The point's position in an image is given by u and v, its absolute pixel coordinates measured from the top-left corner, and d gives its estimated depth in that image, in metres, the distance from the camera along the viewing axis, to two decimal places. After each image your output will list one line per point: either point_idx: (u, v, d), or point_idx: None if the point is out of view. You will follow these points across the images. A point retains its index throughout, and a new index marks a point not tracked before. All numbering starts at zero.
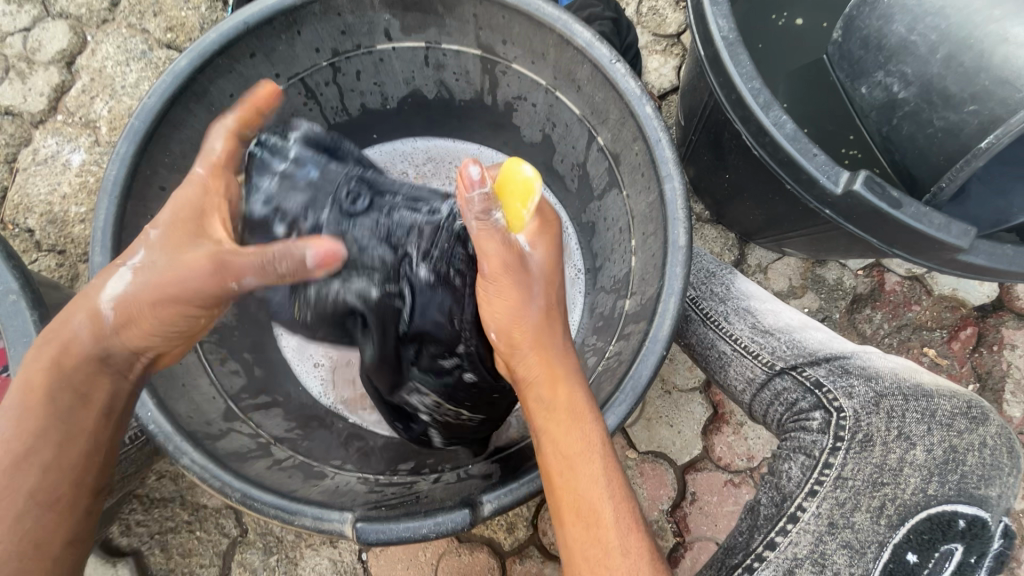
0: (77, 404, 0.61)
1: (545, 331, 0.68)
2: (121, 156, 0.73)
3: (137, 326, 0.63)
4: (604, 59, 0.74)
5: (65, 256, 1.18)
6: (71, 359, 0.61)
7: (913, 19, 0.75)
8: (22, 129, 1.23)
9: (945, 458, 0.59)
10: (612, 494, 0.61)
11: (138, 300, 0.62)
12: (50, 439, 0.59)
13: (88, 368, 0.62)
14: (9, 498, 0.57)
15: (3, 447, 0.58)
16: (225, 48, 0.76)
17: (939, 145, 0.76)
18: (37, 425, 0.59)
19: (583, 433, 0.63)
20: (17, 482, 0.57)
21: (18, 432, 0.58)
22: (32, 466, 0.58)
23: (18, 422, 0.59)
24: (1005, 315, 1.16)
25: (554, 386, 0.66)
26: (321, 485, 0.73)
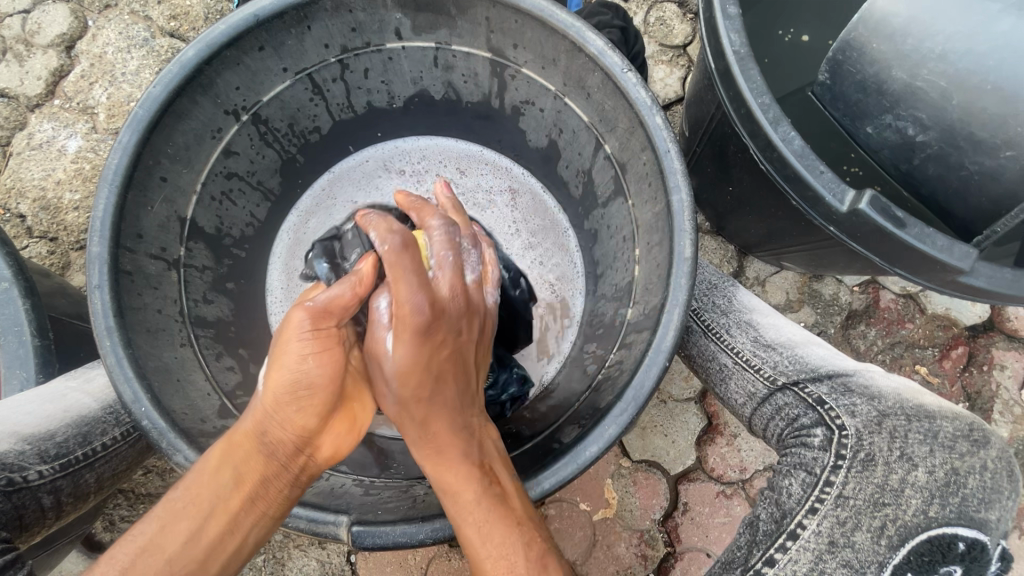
0: (231, 478, 0.60)
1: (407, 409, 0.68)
2: (122, 146, 0.72)
3: (276, 405, 0.62)
4: (616, 67, 0.74)
5: (57, 244, 1.16)
6: (232, 434, 0.62)
7: (912, 65, 0.74)
8: (17, 112, 1.21)
9: (945, 480, 0.59)
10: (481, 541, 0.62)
11: (275, 382, 0.62)
12: (203, 507, 0.59)
13: (240, 442, 0.61)
14: (152, 556, 0.56)
15: (169, 503, 0.59)
16: (233, 40, 0.75)
17: (978, 189, 0.75)
18: (199, 495, 0.59)
19: (446, 477, 0.66)
20: (166, 543, 0.57)
21: (185, 492, 0.59)
22: (180, 532, 0.57)
23: (188, 481, 0.60)
24: (995, 336, 1.17)
25: (424, 444, 0.68)
26: (316, 487, 0.72)
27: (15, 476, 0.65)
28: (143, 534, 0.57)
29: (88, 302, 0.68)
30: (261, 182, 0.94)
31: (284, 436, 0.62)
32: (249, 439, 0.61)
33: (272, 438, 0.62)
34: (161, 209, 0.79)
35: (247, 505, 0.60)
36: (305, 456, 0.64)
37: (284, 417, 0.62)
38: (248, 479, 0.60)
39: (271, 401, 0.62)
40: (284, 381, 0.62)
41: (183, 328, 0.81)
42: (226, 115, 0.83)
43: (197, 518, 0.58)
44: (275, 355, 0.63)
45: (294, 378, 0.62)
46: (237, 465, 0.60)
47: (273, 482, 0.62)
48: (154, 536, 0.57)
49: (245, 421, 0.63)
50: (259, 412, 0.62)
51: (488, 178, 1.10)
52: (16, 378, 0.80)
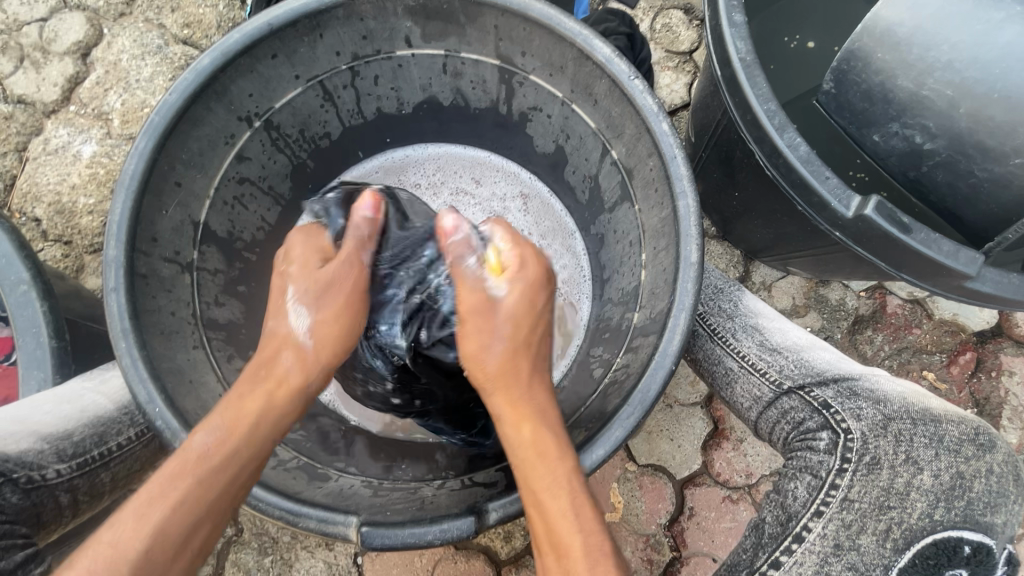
0: (274, 424, 0.64)
1: (507, 369, 0.68)
2: (139, 152, 0.73)
3: (324, 357, 0.69)
4: (623, 74, 0.75)
5: (71, 247, 1.18)
6: (275, 383, 0.66)
7: (918, 73, 0.74)
8: (33, 118, 1.23)
9: (951, 484, 0.59)
10: (579, 526, 0.60)
11: (323, 333, 0.69)
12: (240, 454, 0.60)
13: (280, 392, 0.66)
14: (184, 507, 0.56)
15: (202, 456, 0.59)
16: (247, 48, 0.77)
17: (988, 195, 0.75)
18: (233, 443, 0.60)
19: (549, 467, 0.62)
20: (204, 491, 0.57)
21: (220, 443, 0.60)
22: (222, 478, 0.59)
23: (222, 432, 0.61)
24: (1004, 342, 1.17)
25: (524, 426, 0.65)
26: (325, 487, 0.73)
27: (35, 474, 0.65)
28: (172, 491, 0.56)
29: (104, 304, 0.70)
30: (272, 187, 0.96)
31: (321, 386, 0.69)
32: (290, 391, 0.66)
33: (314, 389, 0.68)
34: (175, 214, 0.80)
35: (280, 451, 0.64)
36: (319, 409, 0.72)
37: (327, 368, 0.69)
38: (278, 428, 0.64)
39: (318, 356, 0.69)
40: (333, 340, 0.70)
41: (196, 330, 0.82)
42: (240, 121, 0.85)
43: (232, 465, 0.60)
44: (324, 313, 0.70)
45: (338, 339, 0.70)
46: (276, 415, 0.64)
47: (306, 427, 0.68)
48: (194, 485, 0.57)
49: (285, 373, 0.67)
50: (310, 363, 0.68)
51: (501, 186, 1.11)
52: (33, 378, 0.82)
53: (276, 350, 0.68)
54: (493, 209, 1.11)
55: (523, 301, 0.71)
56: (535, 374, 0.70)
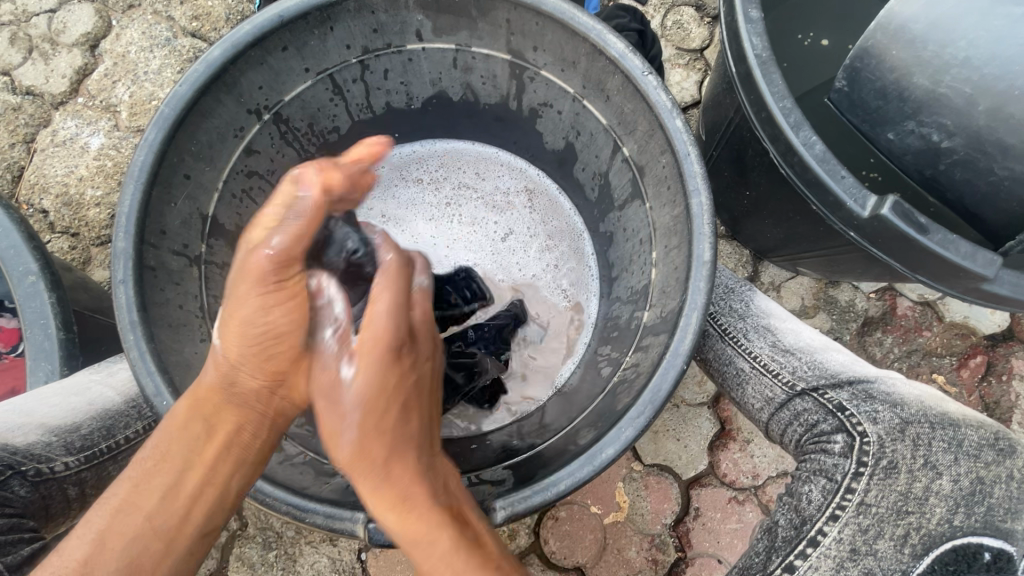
0: (208, 434, 0.64)
1: (371, 440, 0.61)
2: (148, 144, 0.73)
3: (265, 372, 0.64)
4: (636, 70, 0.74)
5: (78, 239, 1.18)
6: (200, 390, 0.64)
7: (935, 71, 0.73)
8: (42, 110, 1.23)
9: (971, 490, 0.59)
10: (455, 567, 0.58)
11: (235, 331, 0.62)
12: (176, 460, 0.62)
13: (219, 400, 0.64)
14: (127, 510, 0.61)
15: (141, 462, 0.63)
16: (257, 40, 0.76)
17: (1008, 193, 0.74)
18: (169, 451, 0.63)
19: (415, 493, 0.61)
20: (139, 499, 0.62)
21: (155, 449, 0.63)
22: (160, 485, 0.62)
23: (159, 438, 0.63)
24: (1014, 346, 1.16)
25: (393, 511, 0.60)
26: (332, 483, 0.73)
27: (43, 467, 0.66)
28: (116, 494, 0.62)
29: (112, 297, 0.69)
30: (280, 181, 0.95)
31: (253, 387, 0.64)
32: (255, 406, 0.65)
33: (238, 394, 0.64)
34: (183, 206, 0.80)
35: (225, 455, 0.64)
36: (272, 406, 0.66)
37: (239, 360, 0.62)
38: (219, 432, 0.64)
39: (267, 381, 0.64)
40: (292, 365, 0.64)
41: (203, 324, 0.82)
42: (249, 114, 0.84)
43: (165, 472, 0.62)
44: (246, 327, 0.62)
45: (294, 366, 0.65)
46: (225, 428, 0.64)
47: (242, 424, 0.65)
48: (140, 494, 0.61)
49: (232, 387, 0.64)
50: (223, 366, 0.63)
51: (505, 179, 1.10)
52: (41, 370, 0.81)
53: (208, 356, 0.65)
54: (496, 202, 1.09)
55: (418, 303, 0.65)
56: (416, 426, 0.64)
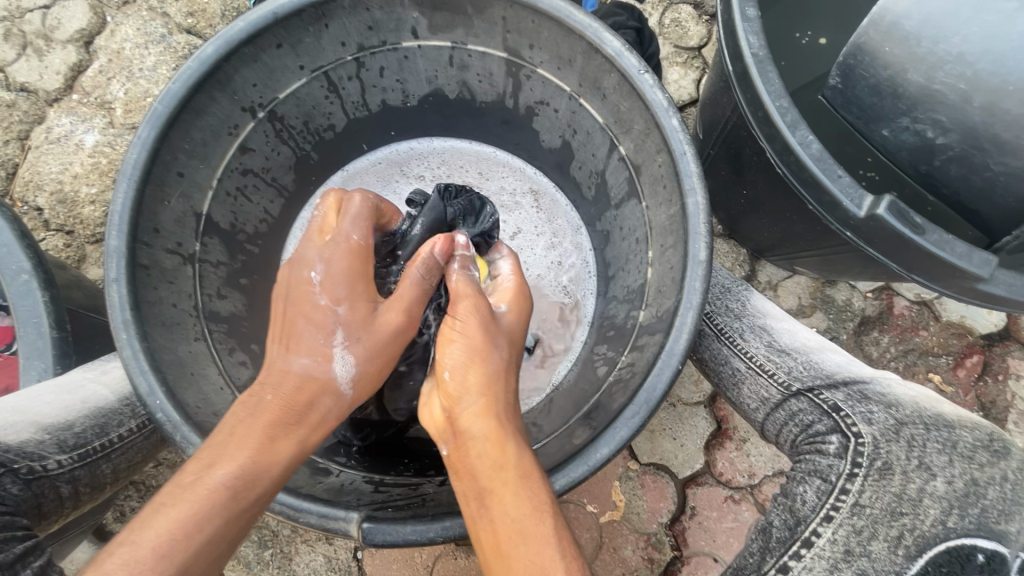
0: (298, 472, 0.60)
1: (491, 383, 0.65)
2: (141, 141, 0.72)
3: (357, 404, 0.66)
4: (632, 68, 0.74)
5: (73, 237, 1.18)
6: (309, 428, 0.61)
7: (929, 67, 0.72)
8: (36, 107, 1.22)
9: (965, 491, 0.58)
10: (563, 556, 0.54)
11: (368, 375, 0.65)
12: (268, 498, 0.57)
13: (317, 436, 0.62)
14: (210, 549, 0.52)
15: (225, 498, 0.54)
16: (251, 37, 0.76)
17: (1004, 188, 0.74)
18: (261, 489, 0.56)
19: (529, 488, 0.57)
20: (225, 540, 0.53)
21: (242, 483, 0.55)
22: (228, 523, 0.54)
23: (247, 468, 0.56)
24: (1011, 345, 1.16)
25: (494, 443, 0.60)
26: (327, 482, 0.73)
27: (36, 465, 0.65)
28: (181, 525, 0.52)
29: (105, 295, 0.69)
30: (276, 179, 0.95)
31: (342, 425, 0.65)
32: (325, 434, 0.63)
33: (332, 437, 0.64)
34: (177, 204, 0.79)
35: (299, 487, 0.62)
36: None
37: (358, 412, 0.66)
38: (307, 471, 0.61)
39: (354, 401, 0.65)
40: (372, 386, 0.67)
41: (198, 323, 0.81)
42: (243, 112, 0.84)
43: (260, 510, 0.57)
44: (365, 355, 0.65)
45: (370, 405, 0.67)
46: (305, 461, 0.61)
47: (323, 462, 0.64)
48: (222, 532, 0.53)
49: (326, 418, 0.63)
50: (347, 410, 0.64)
51: (510, 181, 1.10)
52: (34, 368, 0.81)
53: (315, 391, 0.62)
54: (502, 202, 1.09)
55: (517, 322, 0.73)
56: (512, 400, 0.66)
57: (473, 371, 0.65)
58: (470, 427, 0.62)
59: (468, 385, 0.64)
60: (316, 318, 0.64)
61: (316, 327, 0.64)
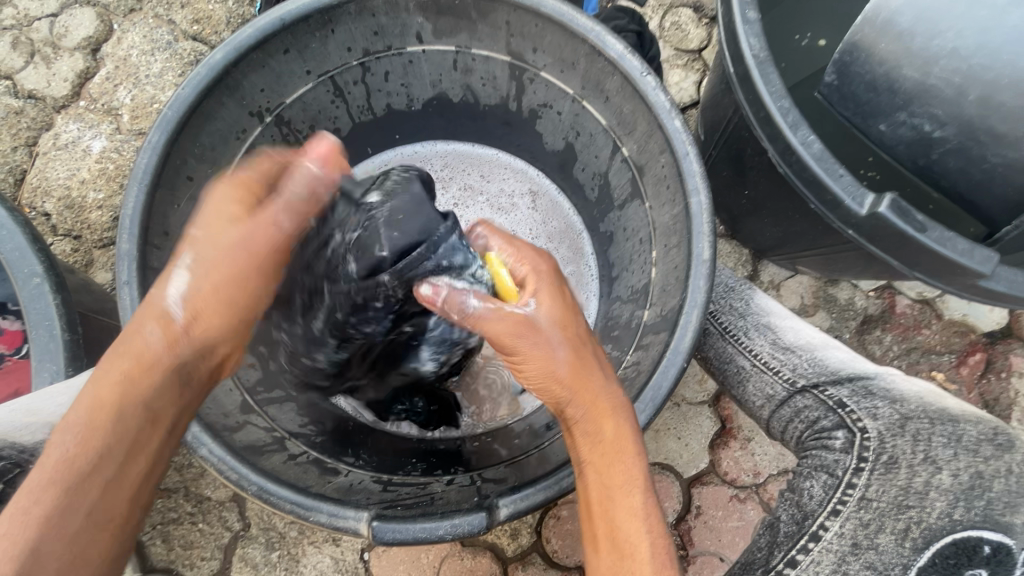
0: (148, 411, 0.60)
1: (581, 373, 0.64)
2: (152, 146, 0.73)
3: (199, 330, 0.65)
4: (635, 71, 0.75)
5: (81, 242, 1.19)
6: (139, 369, 0.61)
7: (924, 63, 0.73)
8: (43, 114, 1.24)
9: (971, 483, 0.55)
10: (649, 528, 0.60)
11: (203, 297, 0.65)
12: (114, 448, 0.57)
13: (145, 373, 0.61)
14: (62, 508, 0.54)
15: (66, 458, 0.55)
16: (260, 43, 0.77)
17: (1002, 179, 0.75)
18: (97, 435, 0.57)
19: (624, 465, 0.62)
20: (78, 494, 0.55)
21: (81, 436, 0.56)
22: (103, 470, 0.56)
23: (82, 424, 0.57)
24: (1013, 343, 1.16)
25: (601, 421, 0.63)
26: (336, 482, 0.73)
27: None
28: (40, 497, 0.54)
29: (118, 298, 0.70)
30: None
31: (200, 351, 0.65)
32: (165, 374, 0.62)
33: (192, 360, 0.64)
34: (186, 208, 0.80)
35: (169, 433, 0.62)
36: (211, 372, 0.67)
37: (205, 338, 0.65)
38: (164, 412, 0.61)
39: (188, 331, 0.64)
40: (209, 300, 0.65)
41: None
42: (251, 117, 0.85)
43: (109, 457, 0.57)
44: (200, 280, 0.65)
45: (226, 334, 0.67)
46: (150, 400, 0.60)
47: (181, 404, 0.63)
48: (59, 493, 0.54)
49: (150, 354, 0.62)
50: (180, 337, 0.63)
51: (510, 183, 1.11)
52: (45, 370, 0.82)
53: (134, 331, 0.63)
54: (501, 204, 1.11)
55: (554, 303, 0.66)
56: (605, 375, 0.66)
57: (548, 377, 0.64)
58: (574, 412, 0.65)
59: (561, 384, 0.64)
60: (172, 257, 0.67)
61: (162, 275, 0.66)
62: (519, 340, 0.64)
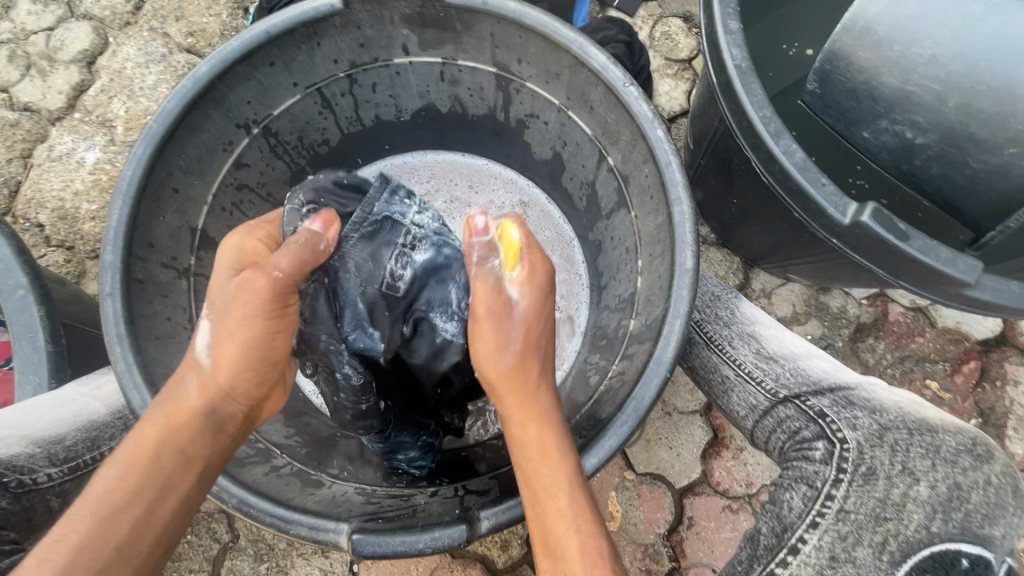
0: (175, 453, 0.57)
1: (524, 370, 0.65)
2: (136, 158, 0.74)
3: (230, 381, 0.61)
4: (618, 81, 0.75)
5: (73, 252, 1.19)
6: (178, 413, 0.59)
7: (903, 71, 0.74)
8: (39, 126, 1.25)
9: (948, 496, 0.58)
10: (578, 528, 0.56)
11: (223, 348, 0.61)
12: (143, 490, 0.55)
13: (183, 417, 0.59)
14: (87, 547, 0.52)
15: (104, 496, 0.54)
16: (245, 56, 0.77)
17: (986, 185, 0.75)
18: (132, 476, 0.55)
19: (549, 467, 0.59)
20: (109, 533, 0.53)
21: (118, 478, 0.55)
22: (127, 518, 0.54)
23: (123, 466, 0.56)
24: (1008, 351, 1.15)
25: (532, 422, 0.62)
26: (318, 494, 0.73)
27: (25, 478, 0.67)
28: (73, 532, 0.53)
29: (99, 310, 0.70)
30: (271, 194, 0.96)
31: (235, 398, 0.62)
32: (198, 416, 0.60)
33: (225, 408, 0.61)
34: (172, 219, 0.81)
35: (200, 473, 0.59)
36: (246, 417, 0.64)
37: (236, 385, 0.61)
38: (191, 454, 0.58)
39: (224, 379, 0.61)
40: (238, 357, 0.61)
41: (192, 336, 0.83)
42: (238, 128, 0.85)
43: (142, 499, 0.55)
44: (223, 331, 0.61)
45: (253, 382, 0.62)
46: (183, 444, 0.58)
47: (214, 445, 0.60)
48: (88, 531, 0.53)
49: (189, 399, 0.60)
50: (208, 385, 0.60)
51: (498, 194, 1.11)
52: (29, 383, 0.82)
53: (178, 375, 0.62)
54: (488, 215, 1.10)
55: (537, 304, 0.68)
56: (545, 376, 0.66)
57: (490, 366, 0.66)
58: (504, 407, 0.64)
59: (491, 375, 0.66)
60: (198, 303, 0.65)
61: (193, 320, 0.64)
62: (489, 319, 0.67)
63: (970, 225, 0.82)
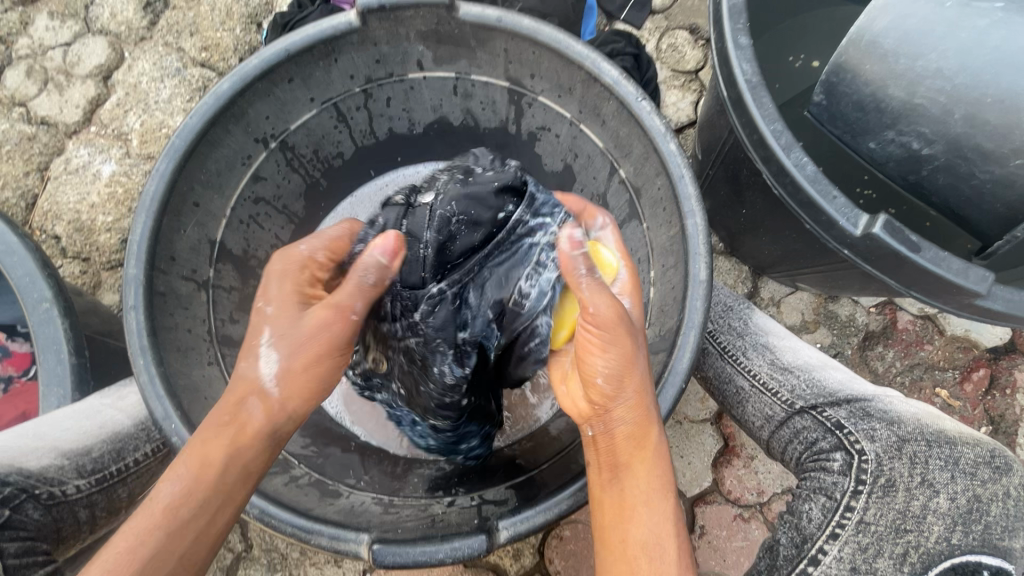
0: (239, 473, 0.61)
1: (642, 384, 0.65)
2: (160, 174, 0.75)
3: (289, 407, 0.64)
4: (631, 96, 0.76)
5: (89, 264, 1.21)
6: (242, 436, 0.62)
7: (909, 84, 0.75)
8: (55, 139, 1.27)
9: (968, 507, 0.59)
10: (674, 532, 0.63)
11: (288, 378, 0.64)
12: (209, 504, 0.60)
13: (246, 439, 0.62)
14: (159, 556, 0.56)
15: (168, 509, 0.58)
16: (265, 73, 0.79)
17: (992, 196, 0.76)
18: (196, 492, 0.59)
19: (650, 480, 0.65)
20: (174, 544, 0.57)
21: (182, 494, 0.59)
22: (195, 527, 0.59)
23: (187, 482, 0.59)
24: (1017, 358, 1.16)
25: (641, 434, 0.65)
26: (337, 505, 0.74)
27: (56, 489, 0.67)
28: (144, 545, 0.56)
29: (123, 323, 0.72)
30: (287, 206, 0.98)
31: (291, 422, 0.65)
32: (261, 437, 0.63)
33: (282, 430, 0.65)
34: (193, 233, 0.82)
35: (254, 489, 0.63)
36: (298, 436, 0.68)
37: (293, 411, 0.65)
38: (251, 473, 0.62)
39: (284, 407, 0.64)
40: (299, 386, 0.65)
41: (211, 347, 0.84)
42: (257, 143, 0.87)
43: (207, 513, 0.59)
44: (292, 363, 0.64)
45: (307, 408, 0.66)
46: (247, 463, 0.62)
47: (269, 463, 0.64)
48: (158, 543, 0.57)
49: (254, 420, 0.63)
50: (275, 411, 0.63)
51: None
52: (53, 395, 0.83)
53: (239, 397, 0.64)
54: None
55: (651, 319, 0.69)
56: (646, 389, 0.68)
57: (625, 375, 0.64)
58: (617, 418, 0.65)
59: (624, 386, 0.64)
60: (254, 323, 0.67)
61: (250, 343, 0.65)
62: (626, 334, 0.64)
63: (979, 235, 0.83)
